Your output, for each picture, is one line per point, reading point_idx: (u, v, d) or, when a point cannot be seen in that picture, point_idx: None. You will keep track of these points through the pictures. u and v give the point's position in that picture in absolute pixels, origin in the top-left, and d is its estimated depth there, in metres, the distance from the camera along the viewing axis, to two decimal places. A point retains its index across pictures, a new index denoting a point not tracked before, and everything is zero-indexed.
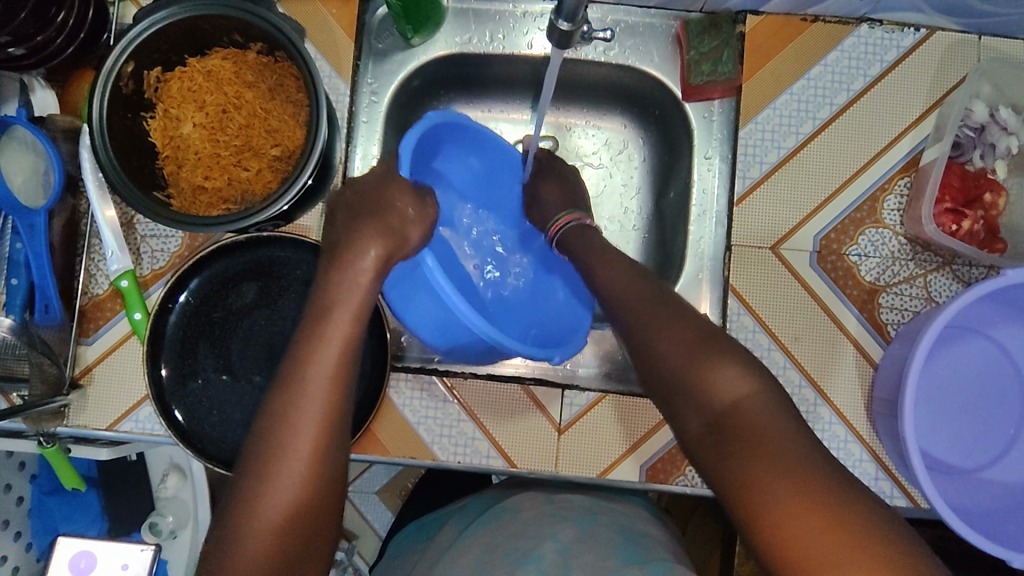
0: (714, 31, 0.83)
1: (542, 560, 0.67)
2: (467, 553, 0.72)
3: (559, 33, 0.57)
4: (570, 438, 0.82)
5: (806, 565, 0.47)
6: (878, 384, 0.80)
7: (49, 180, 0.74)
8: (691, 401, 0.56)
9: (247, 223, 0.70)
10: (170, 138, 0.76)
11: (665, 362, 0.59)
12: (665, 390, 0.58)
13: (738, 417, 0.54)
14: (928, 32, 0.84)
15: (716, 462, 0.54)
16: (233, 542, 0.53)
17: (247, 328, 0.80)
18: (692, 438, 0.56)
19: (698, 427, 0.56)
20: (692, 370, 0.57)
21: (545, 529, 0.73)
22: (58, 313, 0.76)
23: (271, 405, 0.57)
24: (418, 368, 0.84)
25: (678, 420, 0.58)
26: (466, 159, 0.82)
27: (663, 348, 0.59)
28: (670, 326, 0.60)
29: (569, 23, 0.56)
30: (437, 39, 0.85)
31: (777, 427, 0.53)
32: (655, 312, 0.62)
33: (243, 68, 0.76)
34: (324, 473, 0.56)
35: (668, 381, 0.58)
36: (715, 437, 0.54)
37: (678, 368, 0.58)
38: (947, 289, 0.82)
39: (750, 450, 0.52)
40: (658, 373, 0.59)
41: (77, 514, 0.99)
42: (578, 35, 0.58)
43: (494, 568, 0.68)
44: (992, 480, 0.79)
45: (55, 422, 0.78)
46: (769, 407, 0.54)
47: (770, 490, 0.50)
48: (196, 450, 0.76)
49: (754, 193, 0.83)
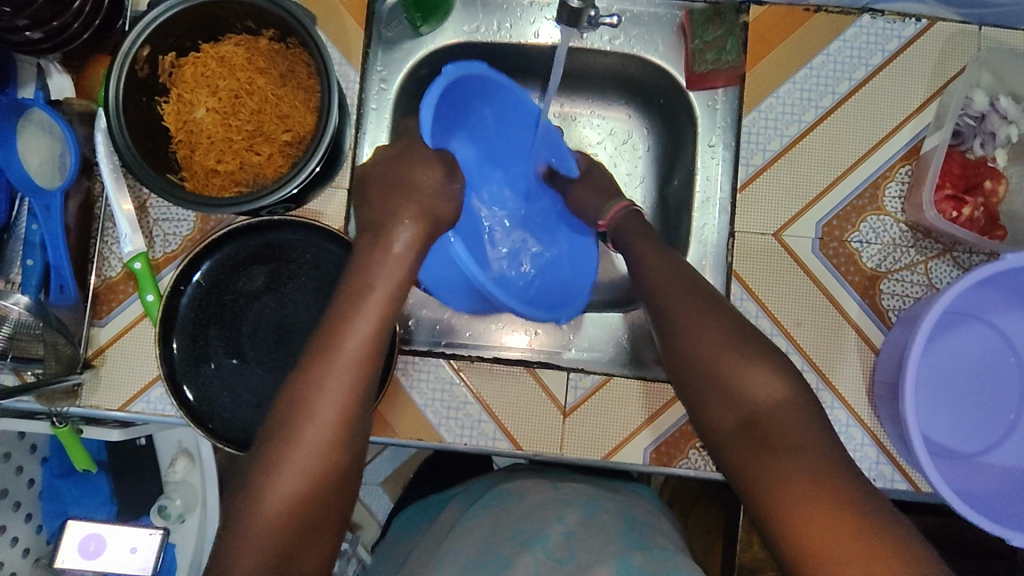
0: (718, 20, 0.85)
1: (546, 541, 0.68)
2: (473, 533, 0.73)
3: (569, 8, 0.58)
4: (575, 421, 0.83)
5: (818, 560, 0.51)
6: (879, 369, 0.81)
7: (66, 163, 0.75)
8: (719, 398, 0.59)
9: (260, 204, 0.71)
10: (184, 123, 0.77)
11: (694, 359, 0.61)
12: (695, 388, 0.61)
13: (766, 418, 0.57)
14: (929, 23, 0.85)
15: (740, 459, 0.57)
16: (248, 508, 0.54)
17: (258, 310, 0.81)
18: (717, 431, 0.59)
19: (730, 425, 0.58)
20: (721, 369, 0.60)
21: (550, 511, 0.74)
22: (73, 293, 0.77)
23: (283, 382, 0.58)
24: (425, 351, 0.85)
25: (709, 413, 0.60)
26: (487, 109, 0.84)
27: (696, 344, 0.62)
28: (699, 321, 0.62)
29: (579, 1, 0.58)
30: (446, 28, 0.87)
31: (802, 428, 0.56)
32: (693, 310, 0.64)
33: (255, 54, 0.78)
34: (337, 444, 0.57)
35: (696, 379, 0.61)
36: (743, 434, 0.58)
37: (708, 365, 0.60)
38: (948, 276, 0.83)
39: (775, 449, 0.55)
40: (687, 369, 0.61)
41: (87, 496, 1.00)
42: (587, 14, 0.60)
43: (499, 547, 0.69)
44: (992, 464, 0.80)
45: (67, 401, 0.80)
46: (796, 409, 0.58)
47: (786, 483, 0.54)
48: (208, 430, 0.78)
49: (758, 179, 0.84)
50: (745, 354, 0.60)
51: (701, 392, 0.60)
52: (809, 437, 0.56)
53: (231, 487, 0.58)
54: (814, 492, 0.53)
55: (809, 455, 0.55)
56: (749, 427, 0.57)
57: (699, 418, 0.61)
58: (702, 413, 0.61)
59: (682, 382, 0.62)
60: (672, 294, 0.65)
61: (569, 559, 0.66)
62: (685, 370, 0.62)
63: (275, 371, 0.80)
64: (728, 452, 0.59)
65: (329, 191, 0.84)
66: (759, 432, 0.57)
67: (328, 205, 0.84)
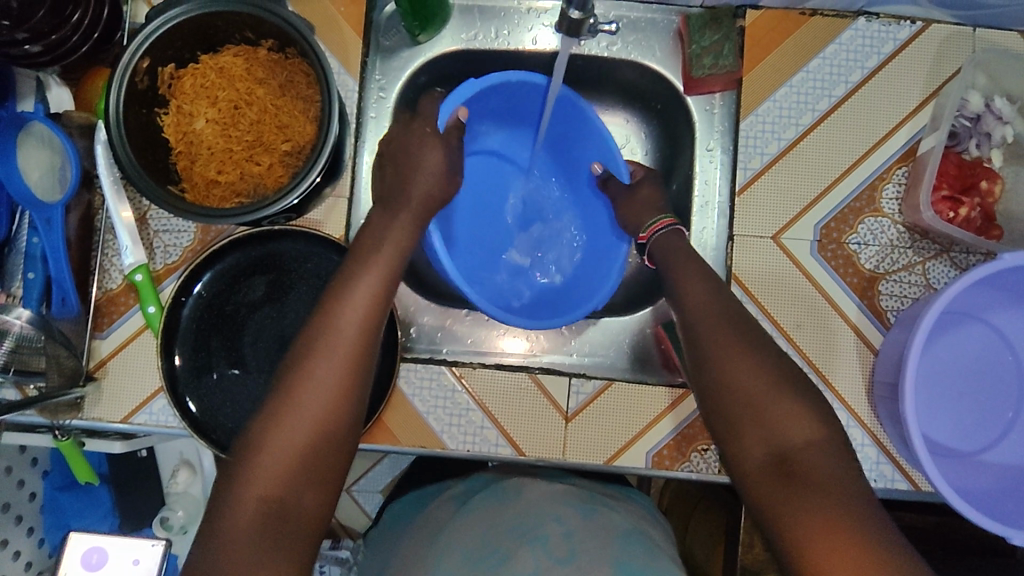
0: (715, 25, 0.85)
1: (546, 541, 0.69)
2: (473, 527, 0.73)
3: (570, 18, 0.59)
4: (577, 425, 0.83)
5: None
6: (878, 369, 0.82)
7: (66, 176, 0.75)
8: (754, 432, 0.59)
9: (261, 215, 0.71)
10: (184, 134, 0.77)
11: (731, 391, 0.61)
12: (729, 419, 0.61)
13: (800, 454, 0.57)
14: (924, 25, 0.86)
15: (768, 496, 0.57)
16: None
17: (259, 320, 0.81)
18: (745, 466, 0.59)
19: (760, 453, 0.58)
20: (760, 400, 0.60)
21: (549, 512, 0.74)
22: (75, 305, 0.77)
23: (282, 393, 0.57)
24: (427, 358, 0.86)
25: (741, 442, 0.60)
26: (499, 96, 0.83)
27: (728, 375, 0.62)
28: (739, 352, 0.62)
29: (580, 12, 0.58)
30: (443, 35, 0.87)
31: (835, 468, 0.56)
32: (720, 338, 0.64)
33: (254, 65, 0.78)
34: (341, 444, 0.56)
35: (735, 411, 0.60)
36: (774, 470, 0.57)
37: (744, 395, 0.60)
38: (946, 276, 0.84)
39: (808, 487, 0.55)
40: (722, 400, 0.61)
41: (87, 511, 1.00)
42: (588, 25, 0.60)
43: (498, 542, 0.70)
44: (991, 462, 0.80)
45: (70, 414, 0.80)
46: (829, 448, 0.57)
47: (814, 520, 0.53)
48: (212, 442, 0.77)
49: (755, 184, 0.85)
50: (785, 389, 0.60)
51: (738, 423, 0.60)
52: (840, 476, 0.56)
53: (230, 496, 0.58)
54: (843, 532, 0.52)
55: (841, 496, 0.54)
56: (782, 461, 0.57)
57: (728, 451, 0.61)
58: (732, 445, 0.60)
59: (715, 411, 0.62)
60: (709, 325, 0.65)
61: (570, 557, 0.66)
62: (720, 402, 0.62)
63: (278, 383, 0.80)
64: (755, 489, 0.58)
65: (329, 201, 0.84)
66: (790, 468, 0.57)
67: (328, 214, 0.85)
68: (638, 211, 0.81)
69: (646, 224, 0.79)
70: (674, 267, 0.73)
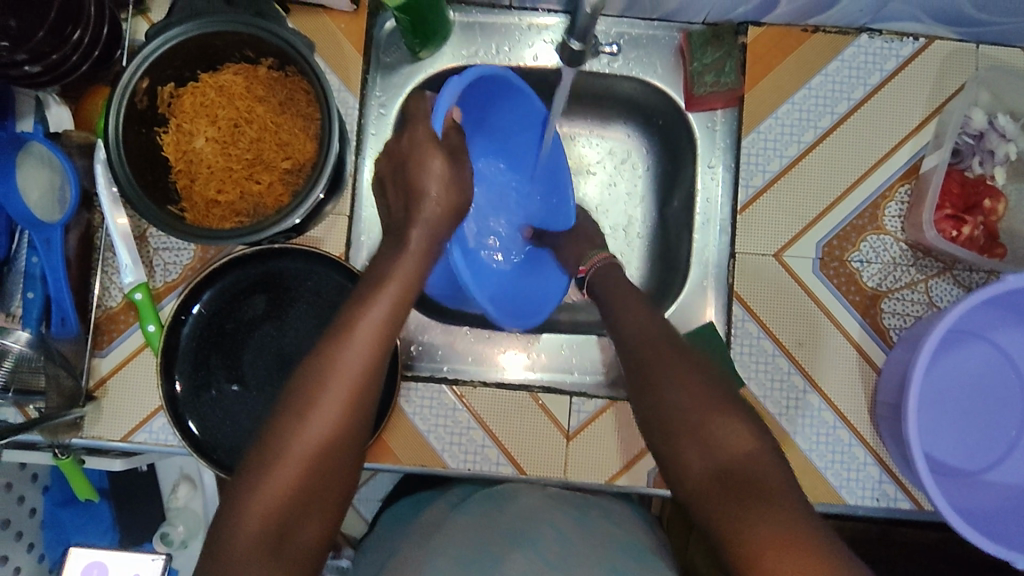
0: (717, 42, 0.85)
1: (539, 544, 0.66)
2: (463, 532, 0.70)
3: (569, 49, 0.58)
4: (578, 445, 0.83)
5: None
6: (881, 389, 0.81)
7: (65, 197, 0.75)
8: (694, 445, 0.57)
9: (262, 236, 0.71)
10: (183, 153, 0.77)
11: (666, 408, 0.59)
12: (669, 439, 0.58)
13: (742, 465, 0.55)
14: (926, 42, 0.86)
15: (714, 512, 0.54)
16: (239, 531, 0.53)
17: (259, 339, 0.81)
18: (689, 483, 0.57)
19: (704, 472, 0.56)
20: (701, 420, 0.58)
21: (541, 518, 0.72)
22: (74, 325, 0.77)
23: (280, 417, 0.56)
24: (427, 376, 0.85)
25: (683, 461, 0.57)
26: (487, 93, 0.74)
27: (666, 396, 0.60)
28: (671, 367, 0.61)
29: (581, 43, 0.57)
30: (444, 52, 0.87)
31: (781, 480, 0.54)
32: (660, 358, 0.63)
33: (254, 83, 0.77)
34: (342, 467, 0.55)
35: (675, 429, 0.58)
36: (717, 484, 0.55)
37: (684, 414, 0.58)
38: (949, 294, 0.84)
39: (753, 498, 0.53)
40: (657, 419, 0.60)
41: (89, 526, 0.99)
42: (586, 56, 0.59)
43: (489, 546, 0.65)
44: (995, 482, 0.80)
45: (70, 433, 0.80)
46: (772, 460, 0.56)
47: (764, 536, 0.51)
48: (215, 462, 0.77)
49: (758, 201, 0.85)
50: (725, 406, 0.58)
51: (678, 441, 0.58)
52: (788, 488, 0.54)
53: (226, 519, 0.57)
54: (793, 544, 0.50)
55: (787, 506, 0.52)
56: (724, 478, 0.55)
57: (670, 470, 0.59)
58: (674, 463, 0.58)
59: (653, 430, 0.60)
60: (648, 343, 0.65)
61: (559, 561, 0.62)
62: (656, 419, 0.60)
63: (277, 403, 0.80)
64: (700, 507, 0.55)
65: (330, 218, 0.84)
66: (732, 480, 0.55)
67: (329, 232, 0.84)
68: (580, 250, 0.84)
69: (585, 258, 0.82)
70: (613, 292, 0.74)
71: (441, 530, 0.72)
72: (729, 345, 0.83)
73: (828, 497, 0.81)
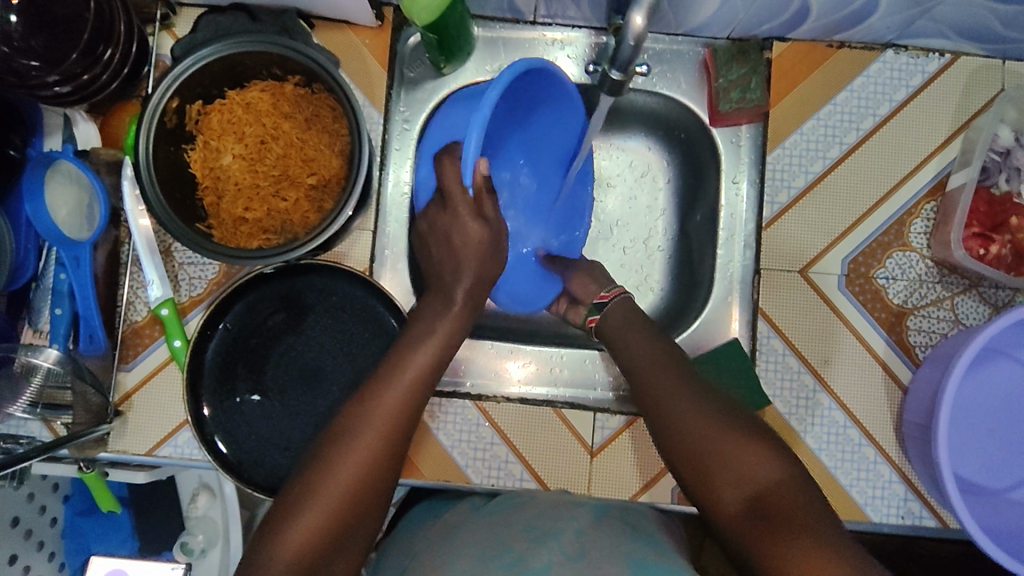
0: (742, 58, 0.84)
1: (559, 540, 0.64)
2: (486, 530, 0.69)
3: (611, 79, 0.61)
4: (602, 460, 0.83)
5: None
6: (907, 408, 0.81)
7: (94, 213, 0.76)
8: (720, 475, 0.59)
9: (291, 255, 0.72)
10: (210, 170, 0.77)
11: (687, 440, 0.62)
12: (700, 470, 0.60)
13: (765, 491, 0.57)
14: (952, 58, 0.85)
15: (750, 542, 0.55)
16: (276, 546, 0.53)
17: (283, 354, 0.81)
18: (721, 513, 0.58)
19: (737, 500, 0.57)
20: (724, 448, 0.60)
21: (562, 512, 0.71)
22: (102, 342, 0.77)
23: None
24: (449, 393, 0.84)
25: (715, 491, 0.59)
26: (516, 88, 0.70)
27: (692, 429, 0.62)
28: (687, 401, 0.64)
29: (621, 73, 0.60)
30: (468, 67, 0.87)
31: (806, 504, 0.56)
32: (678, 390, 0.65)
33: (281, 100, 0.77)
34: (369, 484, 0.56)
35: (703, 459, 0.60)
36: (746, 512, 0.57)
37: (708, 444, 0.61)
38: (975, 312, 0.83)
39: (779, 522, 0.54)
40: (683, 451, 0.62)
41: (108, 535, 0.97)
42: (627, 83, 0.62)
43: (512, 541, 0.65)
44: (1019, 500, 0.80)
45: (96, 449, 0.80)
46: (795, 486, 0.57)
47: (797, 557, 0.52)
48: (242, 479, 0.77)
49: (783, 218, 0.85)
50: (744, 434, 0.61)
51: (707, 471, 0.60)
52: (812, 513, 0.55)
53: (256, 533, 0.57)
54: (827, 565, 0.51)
55: (814, 529, 0.53)
56: (753, 503, 0.57)
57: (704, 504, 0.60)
58: (706, 493, 0.60)
59: (680, 464, 0.62)
60: (659, 378, 0.67)
61: (579, 557, 0.60)
62: (681, 454, 0.62)
63: (300, 417, 0.80)
64: (737, 537, 0.56)
65: (354, 234, 0.84)
66: (760, 506, 0.56)
67: (353, 247, 0.85)
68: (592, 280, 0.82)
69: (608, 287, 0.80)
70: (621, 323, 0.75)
71: (462, 533, 0.70)
72: (755, 362, 0.83)
73: (852, 514, 0.81)
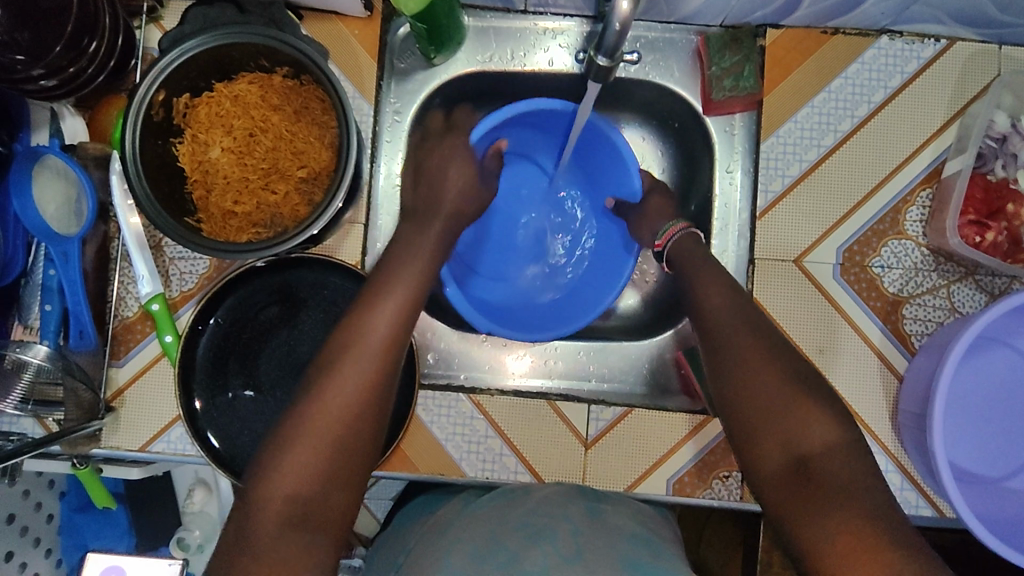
0: (735, 46, 0.84)
1: (555, 538, 0.63)
2: (481, 525, 0.68)
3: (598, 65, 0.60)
4: (596, 453, 0.82)
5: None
6: (902, 398, 0.80)
7: (82, 208, 0.75)
8: (767, 439, 0.56)
9: (280, 249, 0.71)
10: (199, 163, 0.76)
11: (748, 393, 0.58)
12: (754, 423, 0.57)
13: (817, 461, 0.54)
14: (948, 44, 0.84)
15: (785, 503, 0.54)
16: None
17: (275, 348, 0.81)
18: (763, 473, 0.56)
19: (780, 464, 0.55)
20: (785, 408, 0.56)
21: (555, 510, 0.70)
22: (92, 338, 0.77)
23: (296, 425, 0.55)
24: (444, 385, 0.85)
25: (761, 449, 0.56)
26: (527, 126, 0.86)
27: (754, 383, 0.58)
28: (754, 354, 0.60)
29: (608, 59, 0.59)
30: (458, 58, 0.86)
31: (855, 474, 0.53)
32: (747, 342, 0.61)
33: (269, 92, 0.77)
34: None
35: (757, 416, 0.57)
36: (791, 475, 0.54)
37: (767, 400, 0.57)
38: (971, 300, 0.83)
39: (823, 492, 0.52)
40: (740, 401, 0.58)
41: (104, 530, 0.97)
42: (615, 69, 0.61)
43: (505, 539, 0.64)
44: (1015, 489, 0.79)
45: (89, 444, 0.79)
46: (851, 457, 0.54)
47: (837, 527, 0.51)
48: (236, 475, 0.77)
49: (777, 207, 0.84)
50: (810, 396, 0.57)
51: (758, 428, 0.57)
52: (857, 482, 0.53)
53: None
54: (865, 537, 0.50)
55: (861, 503, 0.52)
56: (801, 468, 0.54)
57: (747, 457, 0.58)
58: (750, 451, 0.57)
59: (735, 411, 0.59)
60: (724, 329, 0.63)
61: (578, 557, 0.60)
62: (739, 403, 0.58)
63: None
64: (774, 495, 0.55)
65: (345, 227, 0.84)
66: (809, 474, 0.54)
67: (344, 240, 0.84)
68: (653, 222, 0.80)
69: (661, 231, 0.77)
70: (690, 267, 0.71)
71: (455, 526, 0.70)
72: None
73: None
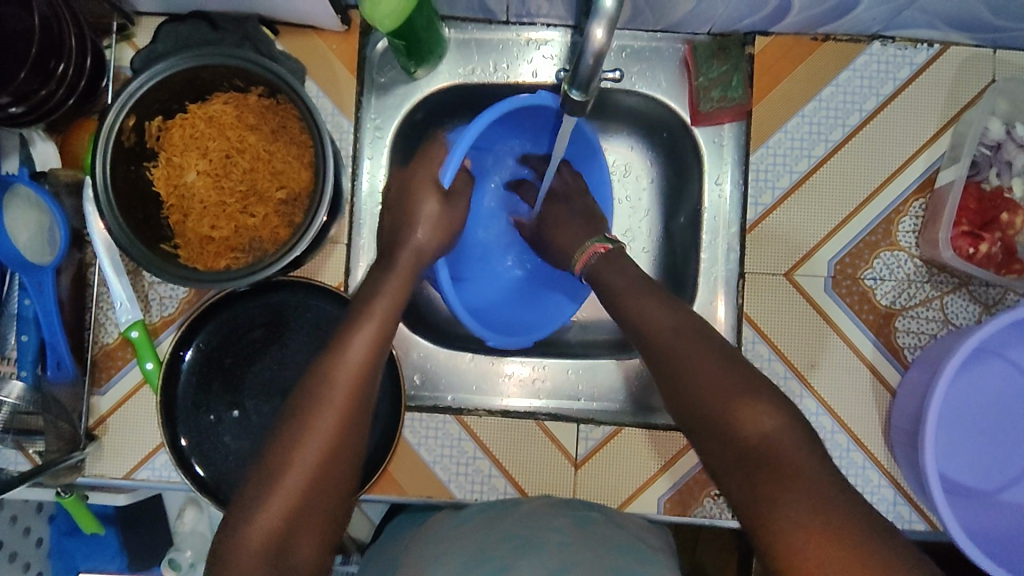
0: (723, 55, 0.82)
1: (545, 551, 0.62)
2: (469, 538, 0.67)
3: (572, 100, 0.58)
4: (586, 472, 0.81)
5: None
6: (895, 413, 0.79)
7: (55, 237, 0.73)
8: (713, 428, 0.53)
9: (258, 278, 0.69)
10: (174, 187, 0.75)
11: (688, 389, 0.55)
12: (696, 418, 0.54)
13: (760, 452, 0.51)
14: (941, 48, 0.82)
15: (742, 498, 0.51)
16: None
17: (259, 372, 0.79)
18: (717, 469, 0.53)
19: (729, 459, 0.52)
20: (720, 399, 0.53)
21: (543, 522, 0.68)
22: (70, 368, 0.75)
23: (267, 458, 0.53)
24: (431, 407, 0.83)
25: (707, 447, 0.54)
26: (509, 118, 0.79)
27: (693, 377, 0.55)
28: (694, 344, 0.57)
29: (582, 95, 0.57)
30: (440, 71, 0.84)
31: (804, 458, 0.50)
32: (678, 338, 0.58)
33: (245, 112, 0.75)
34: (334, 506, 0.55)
35: (695, 408, 0.54)
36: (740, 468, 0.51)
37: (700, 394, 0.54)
38: (965, 311, 0.81)
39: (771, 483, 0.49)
40: (681, 401, 0.56)
41: (94, 551, 0.96)
42: (590, 103, 0.59)
43: (495, 550, 0.63)
44: (1010, 502, 0.79)
45: (72, 475, 0.78)
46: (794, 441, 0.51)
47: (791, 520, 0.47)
48: (222, 503, 0.76)
49: (767, 220, 0.82)
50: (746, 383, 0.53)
51: (700, 422, 0.54)
52: (808, 466, 0.49)
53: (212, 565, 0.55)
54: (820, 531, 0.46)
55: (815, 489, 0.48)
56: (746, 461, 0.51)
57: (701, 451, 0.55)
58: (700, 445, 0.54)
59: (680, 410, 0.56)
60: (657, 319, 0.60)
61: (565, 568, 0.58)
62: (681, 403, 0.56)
63: None
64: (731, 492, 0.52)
65: (327, 248, 0.82)
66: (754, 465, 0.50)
67: (326, 262, 0.83)
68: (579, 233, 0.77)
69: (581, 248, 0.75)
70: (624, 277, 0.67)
71: (440, 542, 0.69)
72: None
73: None
